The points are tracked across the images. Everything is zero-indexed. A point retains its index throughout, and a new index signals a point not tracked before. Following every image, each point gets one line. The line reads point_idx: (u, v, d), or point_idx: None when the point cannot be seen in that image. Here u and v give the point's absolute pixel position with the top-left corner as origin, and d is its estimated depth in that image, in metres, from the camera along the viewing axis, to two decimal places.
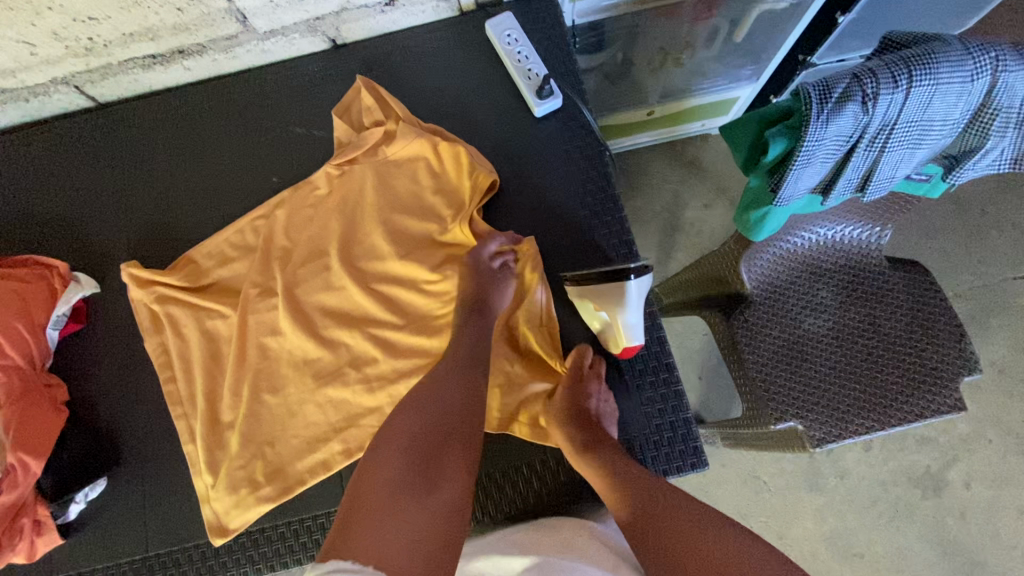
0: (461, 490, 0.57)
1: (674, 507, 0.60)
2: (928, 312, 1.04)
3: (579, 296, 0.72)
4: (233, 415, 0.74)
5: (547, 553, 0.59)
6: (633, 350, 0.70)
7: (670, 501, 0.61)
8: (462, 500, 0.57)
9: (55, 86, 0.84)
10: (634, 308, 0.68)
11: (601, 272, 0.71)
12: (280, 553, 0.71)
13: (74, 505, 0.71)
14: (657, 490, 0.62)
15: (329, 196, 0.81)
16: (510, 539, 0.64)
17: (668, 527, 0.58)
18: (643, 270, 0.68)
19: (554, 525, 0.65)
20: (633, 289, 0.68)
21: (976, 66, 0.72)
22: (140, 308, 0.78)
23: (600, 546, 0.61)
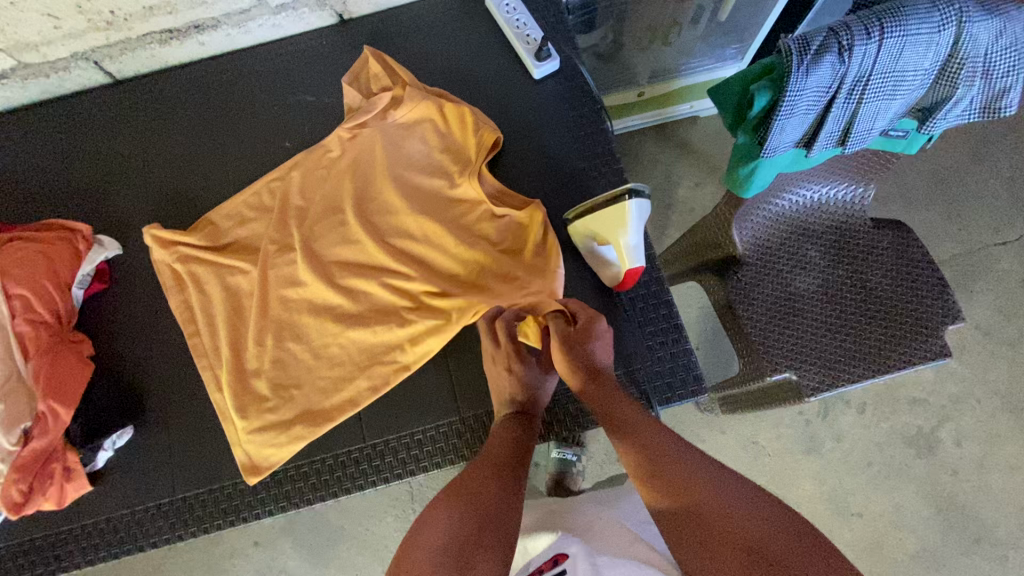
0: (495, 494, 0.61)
1: (698, 478, 0.56)
2: (911, 266, 1.09)
3: (581, 231, 0.76)
4: (255, 364, 0.78)
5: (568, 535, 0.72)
6: (636, 272, 0.74)
7: (693, 472, 0.56)
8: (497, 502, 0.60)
9: (75, 61, 0.88)
10: (633, 229, 0.72)
11: (598, 200, 0.73)
12: (303, 491, 0.74)
13: (102, 453, 0.73)
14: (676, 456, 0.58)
15: (342, 158, 0.85)
16: (540, 526, 0.77)
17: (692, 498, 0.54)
18: (639, 191, 0.71)
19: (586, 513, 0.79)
20: (634, 211, 0.71)
21: (942, 18, 0.77)
22: (162, 267, 0.81)
23: (620, 529, 0.73)
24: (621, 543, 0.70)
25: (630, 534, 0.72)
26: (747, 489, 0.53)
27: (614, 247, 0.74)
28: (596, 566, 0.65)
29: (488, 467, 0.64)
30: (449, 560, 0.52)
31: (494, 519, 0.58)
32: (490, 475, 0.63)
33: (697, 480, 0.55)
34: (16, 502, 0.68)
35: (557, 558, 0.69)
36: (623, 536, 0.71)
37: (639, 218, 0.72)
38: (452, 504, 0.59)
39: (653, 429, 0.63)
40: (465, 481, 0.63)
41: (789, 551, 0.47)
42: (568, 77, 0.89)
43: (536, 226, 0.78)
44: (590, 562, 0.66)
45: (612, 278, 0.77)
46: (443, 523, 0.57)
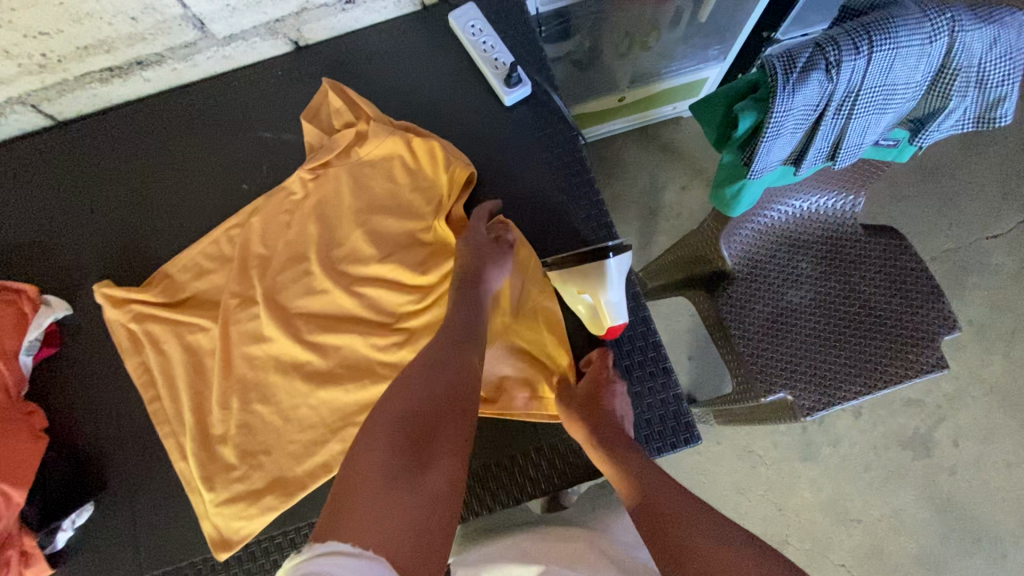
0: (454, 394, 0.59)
1: (691, 523, 0.55)
2: (904, 275, 1.06)
3: (562, 280, 0.75)
4: (224, 428, 0.73)
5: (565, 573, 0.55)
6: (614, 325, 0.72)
7: (686, 513, 0.56)
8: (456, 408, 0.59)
9: (11, 106, 0.81)
10: (615, 286, 0.72)
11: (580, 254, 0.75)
12: (278, 563, 0.70)
13: (62, 533, 0.69)
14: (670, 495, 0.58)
15: (305, 200, 0.80)
16: (532, 553, 0.60)
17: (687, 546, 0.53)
18: (621, 249, 0.73)
19: (568, 532, 0.64)
20: (612, 267, 0.72)
21: (933, 28, 0.73)
22: (116, 328, 0.76)
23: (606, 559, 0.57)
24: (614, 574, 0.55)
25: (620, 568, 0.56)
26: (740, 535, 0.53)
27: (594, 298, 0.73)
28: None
29: (452, 352, 0.62)
30: (405, 465, 0.52)
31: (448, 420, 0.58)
32: (451, 365, 0.61)
33: (692, 524, 0.55)
34: None
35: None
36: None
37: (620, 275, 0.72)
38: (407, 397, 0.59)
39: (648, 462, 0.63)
40: (433, 360, 0.62)
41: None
42: (542, 102, 0.84)
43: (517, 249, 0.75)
44: None
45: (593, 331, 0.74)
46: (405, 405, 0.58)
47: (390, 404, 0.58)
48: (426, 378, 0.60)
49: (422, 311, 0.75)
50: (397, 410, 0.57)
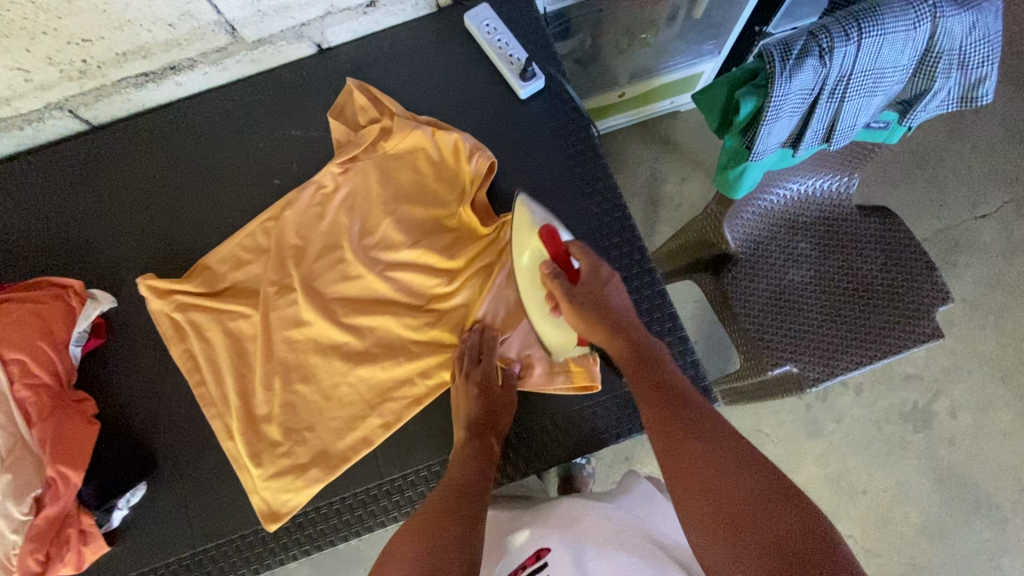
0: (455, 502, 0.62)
1: (713, 457, 0.55)
2: (898, 251, 1.12)
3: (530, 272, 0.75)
4: (268, 408, 0.77)
5: (552, 526, 0.65)
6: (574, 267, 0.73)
7: (708, 446, 0.56)
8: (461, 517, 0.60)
9: (50, 111, 0.85)
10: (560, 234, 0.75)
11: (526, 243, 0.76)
12: (325, 532, 0.75)
13: (118, 512, 0.74)
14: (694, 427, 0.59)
15: (335, 192, 0.84)
16: (534, 518, 0.69)
17: (705, 478, 0.54)
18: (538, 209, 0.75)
19: (569, 500, 0.71)
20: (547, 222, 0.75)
21: (917, 15, 0.79)
22: (161, 318, 0.80)
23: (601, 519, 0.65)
24: (609, 532, 0.63)
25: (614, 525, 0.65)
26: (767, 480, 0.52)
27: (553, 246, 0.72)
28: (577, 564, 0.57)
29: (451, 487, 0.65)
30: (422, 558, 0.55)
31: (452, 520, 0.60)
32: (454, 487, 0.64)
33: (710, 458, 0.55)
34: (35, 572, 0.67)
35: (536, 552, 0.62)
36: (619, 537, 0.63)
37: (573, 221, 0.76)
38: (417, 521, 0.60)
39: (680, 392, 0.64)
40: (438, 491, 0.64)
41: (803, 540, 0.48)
42: (555, 95, 0.89)
43: None
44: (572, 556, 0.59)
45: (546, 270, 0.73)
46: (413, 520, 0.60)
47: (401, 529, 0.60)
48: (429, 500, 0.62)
49: (449, 291, 0.80)
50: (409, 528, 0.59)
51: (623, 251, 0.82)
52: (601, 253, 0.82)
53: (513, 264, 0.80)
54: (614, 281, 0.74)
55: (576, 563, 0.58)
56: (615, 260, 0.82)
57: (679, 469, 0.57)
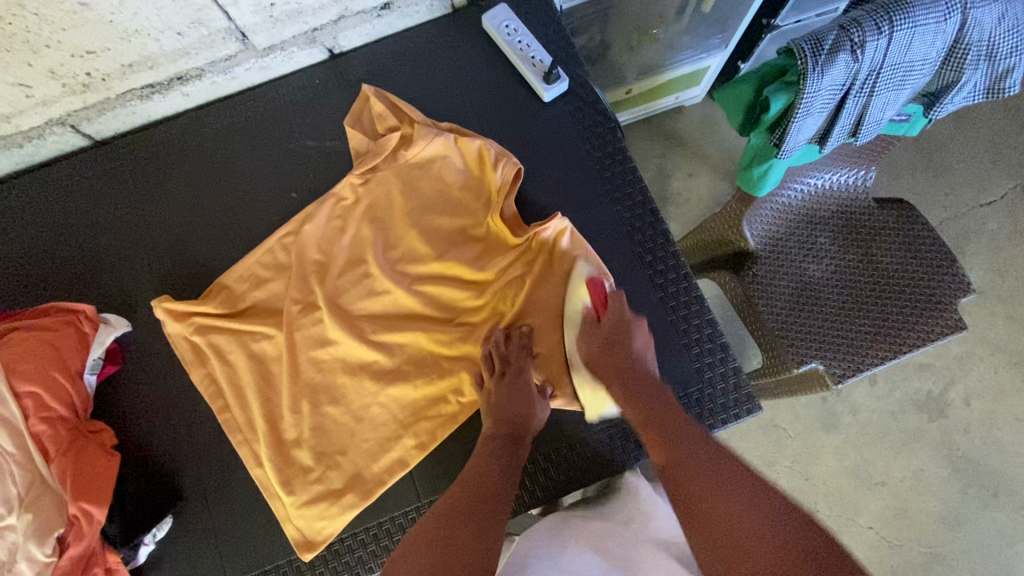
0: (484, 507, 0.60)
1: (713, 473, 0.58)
2: (918, 242, 1.09)
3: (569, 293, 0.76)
4: (297, 432, 0.74)
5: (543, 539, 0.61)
6: (606, 307, 0.74)
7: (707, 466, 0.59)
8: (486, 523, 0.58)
9: (50, 127, 0.81)
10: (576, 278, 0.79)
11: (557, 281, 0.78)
12: (362, 559, 0.72)
13: (144, 547, 0.70)
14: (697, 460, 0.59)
15: (357, 204, 0.81)
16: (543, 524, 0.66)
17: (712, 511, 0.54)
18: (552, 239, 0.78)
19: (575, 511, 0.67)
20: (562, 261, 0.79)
21: (948, 6, 0.77)
22: (179, 342, 0.76)
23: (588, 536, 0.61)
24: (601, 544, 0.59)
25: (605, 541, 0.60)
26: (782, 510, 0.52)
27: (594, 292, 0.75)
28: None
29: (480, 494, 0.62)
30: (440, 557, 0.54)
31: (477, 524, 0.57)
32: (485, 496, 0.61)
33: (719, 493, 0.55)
34: None
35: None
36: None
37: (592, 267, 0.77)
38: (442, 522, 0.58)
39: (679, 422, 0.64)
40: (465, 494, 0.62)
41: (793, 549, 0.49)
42: (577, 96, 0.87)
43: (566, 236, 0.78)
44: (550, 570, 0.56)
45: (582, 313, 0.76)
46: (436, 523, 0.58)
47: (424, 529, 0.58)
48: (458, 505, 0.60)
49: (480, 305, 0.78)
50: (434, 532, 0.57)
51: (656, 255, 0.80)
52: (634, 258, 0.80)
53: (547, 270, 0.78)
54: (638, 329, 0.72)
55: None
56: (649, 266, 0.80)
57: (693, 511, 0.55)
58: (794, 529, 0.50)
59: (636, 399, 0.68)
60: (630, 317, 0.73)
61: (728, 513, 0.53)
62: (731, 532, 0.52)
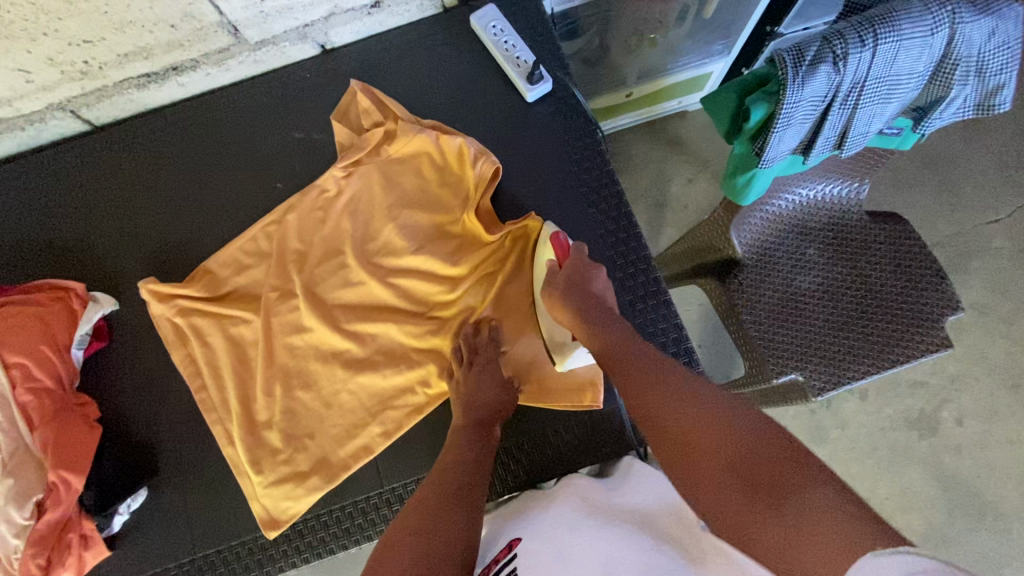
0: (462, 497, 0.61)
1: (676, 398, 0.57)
2: (908, 259, 1.07)
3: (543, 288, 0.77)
4: (269, 414, 0.77)
5: (528, 525, 0.60)
6: (567, 257, 0.75)
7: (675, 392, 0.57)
8: (463, 513, 0.58)
9: (52, 112, 0.85)
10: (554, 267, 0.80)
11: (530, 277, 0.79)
12: (324, 540, 0.74)
13: (119, 517, 0.73)
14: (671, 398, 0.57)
15: (338, 196, 0.83)
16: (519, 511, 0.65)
17: (690, 441, 0.52)
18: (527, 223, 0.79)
19: (552, 490, 0.67)
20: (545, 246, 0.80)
21: (935, 20, 0.77)
22: (162, 322, 0.79)
23: (570, 505, 0.61)
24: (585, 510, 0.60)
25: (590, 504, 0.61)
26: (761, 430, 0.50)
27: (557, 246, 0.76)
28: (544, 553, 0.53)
29: (455, 481, 0.62)
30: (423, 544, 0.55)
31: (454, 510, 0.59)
32: (460, 482, 0.62)
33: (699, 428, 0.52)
34: None
35: (511, 543, 0.58)
36: (594, 515, 0.57)
37: None
38: (425, 509, 0.59)
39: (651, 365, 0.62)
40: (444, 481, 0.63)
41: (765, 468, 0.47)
42: (561, 99, 0.88)
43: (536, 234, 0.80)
44: (539, 544, 0.55)
45: (547, 266, 0.76)
46: (420, 515, 0.59)
47: (408, 517, 0.59)
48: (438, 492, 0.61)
49: (451, 301, 0.80)
50: (415, 524, 0.58)
51: (628, 259, 0.81)
52: (606, 261, 0.81)
53: (518, 267, 0.80)
54: (597, 273, 0.72)
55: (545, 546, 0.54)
56: (621, 269, 0.81)
57: (672, 441, 0.53)
58: (776, 448, 0.48)
59: (601, 330, 0.68)
60: (590, 264, 0.73)
61: (711, 447, 0.51)
62: (715, 465, 0.49)
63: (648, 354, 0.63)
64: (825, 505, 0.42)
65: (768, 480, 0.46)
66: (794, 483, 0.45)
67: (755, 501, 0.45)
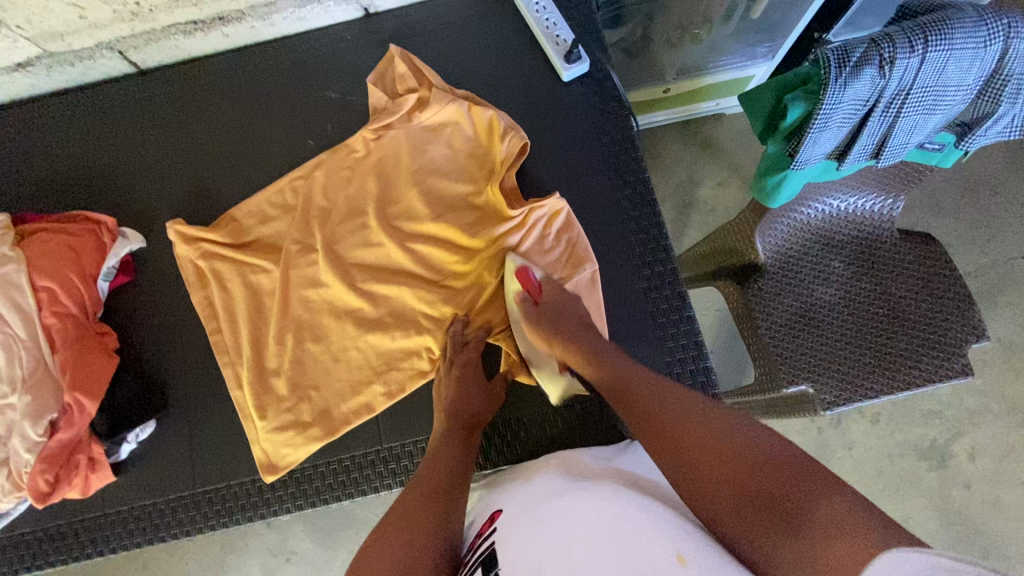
0: (442, 491, 0.62)
1: (679, 415, 0.56)
2: (937, 280, 1.02)
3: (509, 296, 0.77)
4: (278, 362, 0.78)
5: (512, 497, 0.61)
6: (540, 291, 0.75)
7: (676, 408, 0.58)
8: (444, 509, 0.60)
9: (100, 51, 0.87)
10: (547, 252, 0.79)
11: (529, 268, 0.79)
12: (320, 490, 0.76)
13: (126, 445, 0.76)
14: (675, 408, 0.58)
15: (366, 158, 0.84)
16: (503, 481, 0.67)
17: (690, 446, 0.53)
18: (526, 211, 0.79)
19: (535, 462, 0.69)
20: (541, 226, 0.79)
21: (989, 32, 0.75)
22: (185, 263, 0.81)
23: (552, 475, 0.63)
24: (568, 480, 0.61)
25: (571, 474, 0.63)
26: (779, 440, 0.49)
27: (524, 280, 0.76)
28: (527, 524, 0.54)
29: (438, 481, 0.63)
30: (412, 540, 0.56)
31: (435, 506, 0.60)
32: (442, 484, 0.62)
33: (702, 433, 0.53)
34: (43, 491, 0.70)
35: (493, 517, 0.59)
36: (576, 487, 0.58)
37: (579, 254, 0.79)
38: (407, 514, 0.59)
39: (642, 376, 0.64)
40: (428, 478, 0.63)
41: (771, 480, 0.46)
42: (596, 82, 0.88)
43: (557, 219, 0.79)
44: (524, 514, 0.56)
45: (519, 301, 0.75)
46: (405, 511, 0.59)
47: (396, 514, 0.60)
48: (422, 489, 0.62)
49: (467, 271, 0.80)
50: (403, 520, 0.58)
51: (647, 247, 0.81)
52: (624, 247, 0.81)
53: (532, 252, 0.79)
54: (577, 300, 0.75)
55: (529, 514, 0.56)
56: (638, 256, 0.81)
57: (676, 456, 0.54)
58: (785, 460, 0.47)
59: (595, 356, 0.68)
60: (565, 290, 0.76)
61: (714, 452, 0.51)
62: (715, 464, 0.50)
63: (653, 381, 0.62)
64: (835, 509, 0.42)
65: (773, 498, 0.45)
66: (800, 496, 0.44)
67: (764, 512, 0.45)
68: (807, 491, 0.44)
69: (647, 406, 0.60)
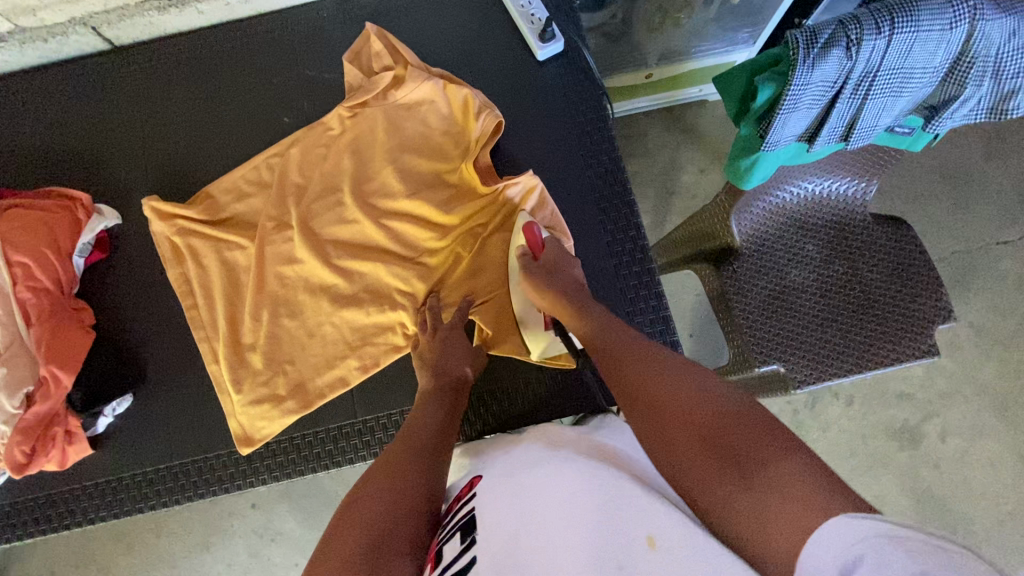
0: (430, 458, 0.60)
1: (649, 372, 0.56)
2: (907, 263, 1.04)
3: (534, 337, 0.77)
4: (254, 337, 0.79)
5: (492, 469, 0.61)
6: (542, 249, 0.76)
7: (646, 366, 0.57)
8: (430, 475, 0.58)
9: (74, 26, 0.87)
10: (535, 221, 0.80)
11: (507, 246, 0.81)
12: (295, 462, 0.77)
13: (102, 418, 0.77)
14: (644, 368, 0.57)
15: (342, 135, 0.85)
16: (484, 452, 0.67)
17: (657, 399, 0.53)
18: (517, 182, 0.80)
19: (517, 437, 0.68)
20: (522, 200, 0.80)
21: (954, 15, 0.76)
22: (161, 239, 0.82)
23: (533, 448, 0.62)
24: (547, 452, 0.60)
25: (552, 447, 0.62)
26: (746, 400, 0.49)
27: (530, 236, 0.76)
28: (504, 493, 0.53)
29: (425, 447, 0.62)
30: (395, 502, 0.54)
31: (419, 470, 0.59)
32: (429, 450, 0.61)
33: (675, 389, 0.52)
34: (20, 462, 0.70)
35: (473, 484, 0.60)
36: (556, 456, 0.58)
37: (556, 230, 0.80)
38: (390, 477, 0.57)
39: (623, 335, 0.62)
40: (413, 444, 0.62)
41: (741, 437, 0.46)
42: (571, 62, 0.89)
43: (532, 195, 0.80)
44: (501, 484, 0.56)
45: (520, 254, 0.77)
46: (388, 473, 0.58)
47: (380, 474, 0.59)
48: (409, 453, 0.61)
49: (443, 248, 0.81)
50: (385, 481, 0.57)
51: (618, 225, 0.82)
52: (596, 225, 0.82)
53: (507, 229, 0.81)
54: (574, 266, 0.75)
55: (507, 484, 0.55)
56: (610, 234, 0.82)
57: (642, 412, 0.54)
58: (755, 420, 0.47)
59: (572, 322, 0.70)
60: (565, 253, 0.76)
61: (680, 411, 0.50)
62: (680, 425, 0.50)
63: (630, 339, 0.62)
64: (794, 471, 0.41)
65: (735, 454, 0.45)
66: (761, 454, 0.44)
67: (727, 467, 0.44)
68: (764, 452, 0.44)
69: (616, 361, 0.60)
